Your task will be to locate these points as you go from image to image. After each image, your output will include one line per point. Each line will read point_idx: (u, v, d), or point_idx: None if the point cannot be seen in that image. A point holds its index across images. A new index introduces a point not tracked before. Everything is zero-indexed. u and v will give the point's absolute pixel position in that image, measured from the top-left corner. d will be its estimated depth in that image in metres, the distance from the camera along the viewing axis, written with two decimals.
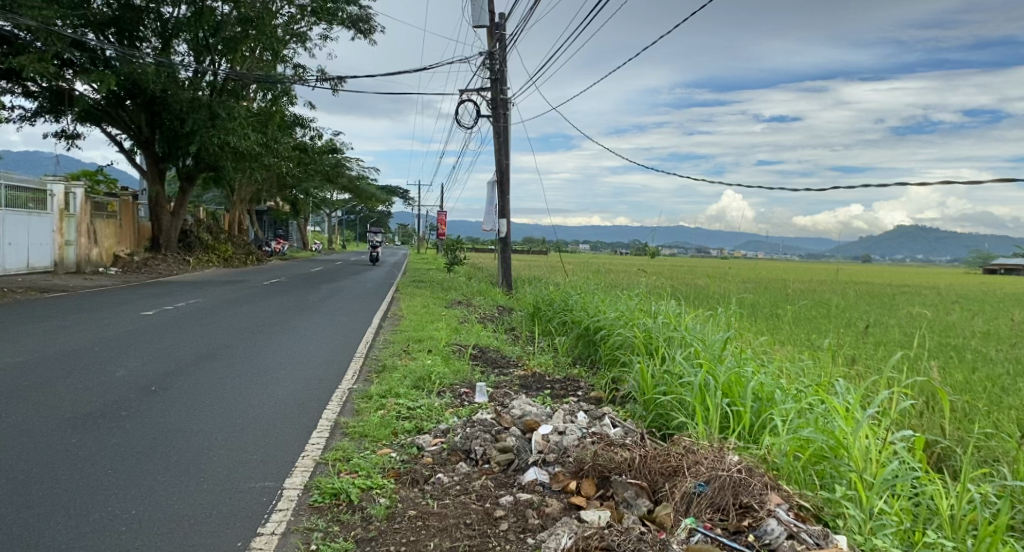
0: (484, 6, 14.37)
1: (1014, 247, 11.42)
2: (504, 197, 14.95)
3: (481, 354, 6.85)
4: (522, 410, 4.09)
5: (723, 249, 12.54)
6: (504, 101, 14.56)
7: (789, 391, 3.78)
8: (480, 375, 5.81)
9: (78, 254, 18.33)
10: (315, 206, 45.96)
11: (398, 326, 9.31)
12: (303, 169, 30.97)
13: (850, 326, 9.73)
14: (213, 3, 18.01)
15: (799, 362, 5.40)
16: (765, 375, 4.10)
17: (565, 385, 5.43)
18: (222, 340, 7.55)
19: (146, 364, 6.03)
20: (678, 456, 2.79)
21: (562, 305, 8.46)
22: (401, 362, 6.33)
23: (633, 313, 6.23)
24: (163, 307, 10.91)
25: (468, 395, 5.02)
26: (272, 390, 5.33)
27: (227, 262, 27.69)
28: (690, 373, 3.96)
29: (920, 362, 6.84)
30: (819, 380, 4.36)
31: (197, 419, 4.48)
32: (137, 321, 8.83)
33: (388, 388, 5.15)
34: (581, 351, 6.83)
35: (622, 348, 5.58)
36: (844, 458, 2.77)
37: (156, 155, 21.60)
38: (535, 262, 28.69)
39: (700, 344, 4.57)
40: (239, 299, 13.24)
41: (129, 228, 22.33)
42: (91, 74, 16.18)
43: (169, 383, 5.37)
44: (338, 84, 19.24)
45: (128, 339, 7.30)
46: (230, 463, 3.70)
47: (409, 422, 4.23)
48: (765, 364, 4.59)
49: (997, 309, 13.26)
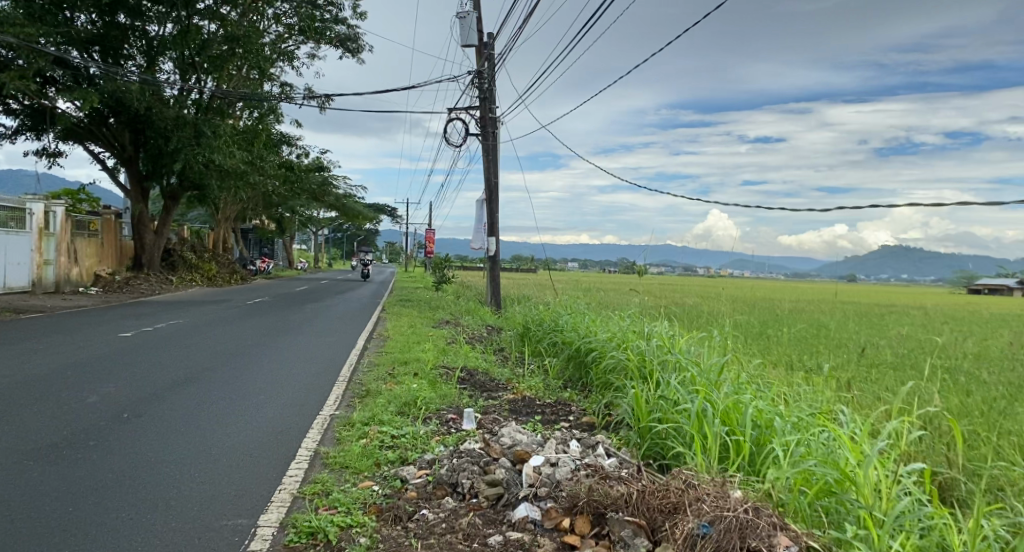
0: (473, 25, 14.38)
1: (998, 267, 11.44)
2: (492, 215, 14.85)
3: (469, 377, 6.67)
4: (511, 439, 3.91)
5: (711, 267, 12.47)
6: (493, 119, 14.52)
7: (789, 418, 3.64)
8: (468, 399, 5.62)
9: (58, 274, 17.95)
10: (302, 224, 45.71)
11: (384, 347, 9.10)
12: (289, 187, 30.74)
13: (841, 347, 9.65)
14: (200, 22, 17.95)
15: (795, 387, 5.26)
16: (765, 402, 3.95)
17: (555, 410, 5.26)
18: (201, 363, 7.31)
19: (120, 389, 5.79)
20: (678, 492, 2.61)
21: (552, 326, 8.29)
22: (386, 386, 6.12)
23: (625, 335, 6.07)
24: (142, 328, 10.61)
25: (455, 421, 4.84)
26: (250, 418, 5.11)
27: (212, 281, 27.32)
28: (687, 399, 3.81)
29: (914, 386, 6.72)
30: (817, 406, 4.21)
31: (169, 449, 4.26)
32: (115, 343, 8.58)
33: (371, 414, 4.95)
34: (573, 373, 6.66)
35: (614, 371, 5.42)
36: (852, 492, 2.62)
37: (139, 173, 21.34)
38: (524, 281, 28.54)
39: (695, 367, 4.43)
40: (222, 319, 12.97)
41: (110, 246, 21.97)
42: (73, 92, 15.98)
43: (142, 410, 5.13)
44: (325, 102, 19.17)
45: (102, 362, 7.04)
46: (201, 499, 3.48)
47: (393, 451, 4.04)
48: (764, 390, 4.44)
49: (984, 330, 13.26)
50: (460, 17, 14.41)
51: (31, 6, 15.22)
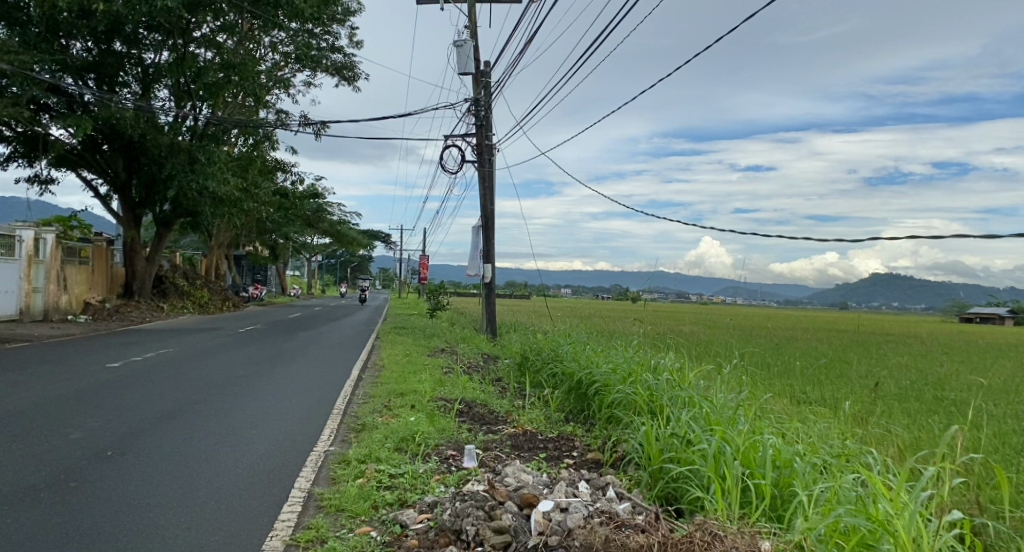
0: (470, 53, 14.43)
1: (989, 295, 11.36)
2: (489, 242, 14.71)
3: (468, 409, 6.45)
4: (517, 480, 3.71)
5: (704, 294, 12.35)
6: (489, 146, 14.49)
7: (809, 462, 3.47)
8: (467, 433, 5.43)
9: (46, 301, 17.65)
10: (295, 250, 45.55)
11: (379, 377, 8.87)
12: (283, 214, 30.66)
13: (843, 378, 9.48)
14: (197, 50, 18.02)
15: (808, 422, 5.09)
16: (782, 441, 3.79)
17: (559, 446, 5.06)
18: (190, 395, 7.07)
19: (105, 424, 5.56)
20: (703, 546, 2.44)
21: (551, 356, 8.10)
22: (381, 420, 5.91)
23: (629, 367, 5.88)
24: (130, 357, 10.33)
25: (455, 458, 4.64)
26: (242, 454, 4.90)
27: (204, 307, 27.00)
28: (703, 438, 3.65)
29: (924, 421, 6.52)
30: (837, 446, 4.02)
31: (156, 489, 4.04)
32: (103, 374, 8.33)
33: (368, 451, 4.73)
34: (574, 406, 6.47)
35: (619, 405, 5.22)
36: (889, 543, 2.44)
37: (132, 200, 21.21)
38: (518, 308, 28.40)
39: (706, 403, 4.27)
40: (213, 347, 12.73)
41: (100, 273, 21.70)
42: (67, 118, 15.91)
43: (127, 446, 4.91)
44: (320, 129, 19.16)
45: (88, 395, 6.81)
46: (187, 547, 3.24)
47: (392, 492, 3.83)
48: (779, 428, 4.28)
49: (981, 360, 13.18)
50: (457, 46, 14.46)
51: (26, 34, 15.21)
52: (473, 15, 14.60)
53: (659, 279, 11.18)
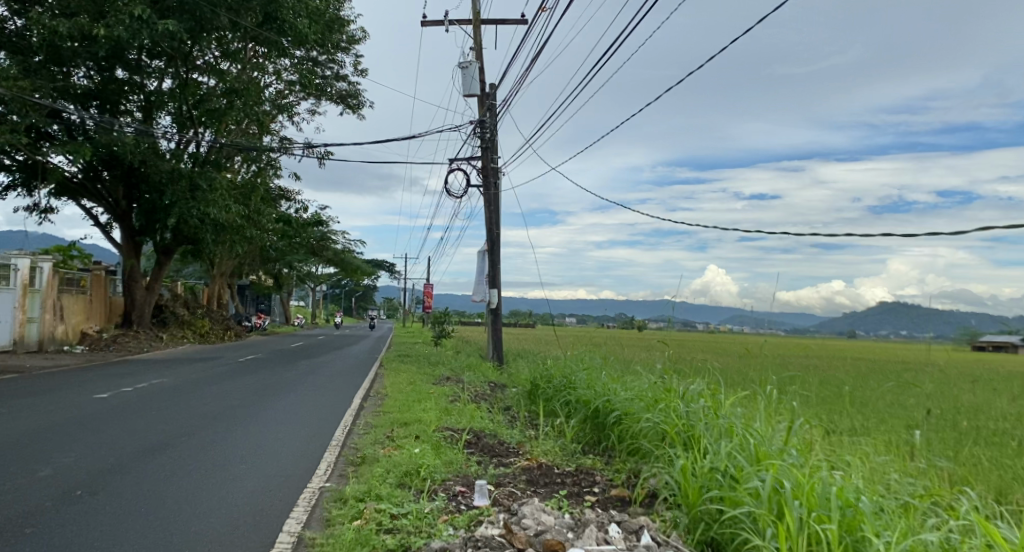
0: (475, 75, 14.23)
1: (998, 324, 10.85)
2: (494, 267, 14.29)
3: (477, 440, 5.96)
4: (536, 526, 3.25)
5: (710, 324, 11.87)
6: (494, 169, 14.18)
7: (881, 512, 2.98)
8: (476, 466, 4.95)
9: (41, 331, 17.25)
10: (299, 279, 45.24)
11: (380, 407, 8.39)
12: (285, 242, 30.40)
13: (872, 407, 8.93)
14: (200, 77, 18.08)
15: (859, 455, 4.57)
16: (843, 479, 3.33)
17: (577, 481, 4.59)
18: (178, 428, 6.60)
19: (80, 460, 5.10)
20: None
21: (565, 383, 7.60)
22: (384, 452, 5.42)
23: (656, 394, 5.39)
24: (120, 388, 9.83)
25: (465, 495, 4.16)
26: (228, 493, 4.44)
27: (205, 337, 26.58)
28: (751, 477, 3.20)
29: (970, 453, 6.00)
30: (902, 490, 3.50)
31: (128, 532, 3.59)
32: (87, 405, 7.87)
33: (367, 488, 4.24)
34: (592, 437, 5.98)
35: (645, 437, 4.73)
36: None
37: (133, 228, 21.00)
38: (525, 336, 27.83)
39: (750, 435, 3.78)
40: (209, 377, 12.26)
41: (99, 303, 21.35)
42: (67, 145, 15.75)
43: (100, 486, 4.45)
44: (325, 154, 19.01)
45: (70, 428, 6.39)
46: None
47: (393, 536, 3.36)
48: (836, 464, 3.82)
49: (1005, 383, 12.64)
50: (463, 67, 14.26)
51: (28, 61, 15.18)
52: (477, 37, 14.44)
53: (682, 310, 10.51)
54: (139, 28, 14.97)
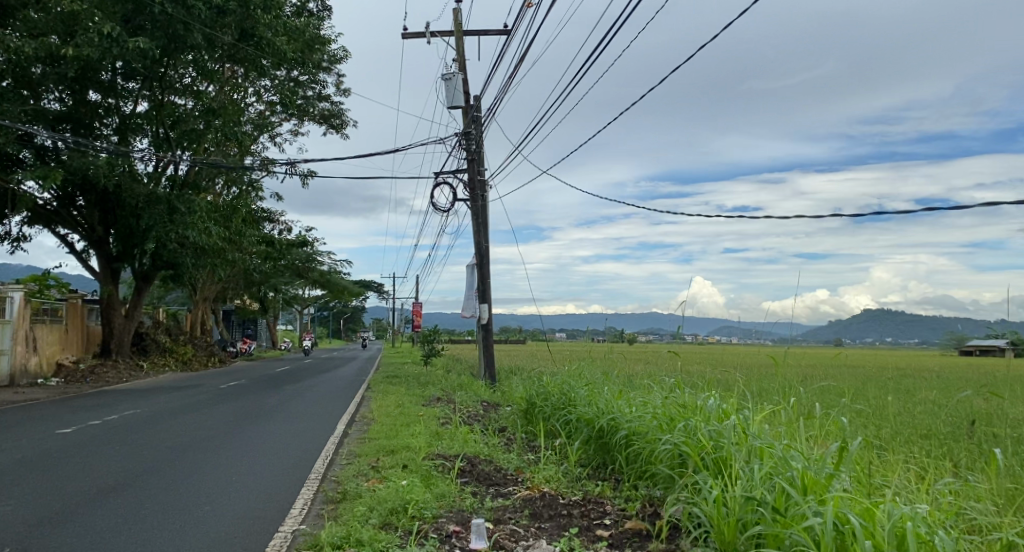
0: (459, 86, 13.83)
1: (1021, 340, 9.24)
2: (483, 282, 13.78)
3: (472, 468, 5.39)
4: None
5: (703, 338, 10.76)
6: (482, 182, 13.74)
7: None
8: (471, 498, 4.41)
9: (12, 364, 16.37)
10: (285, 302, 44.35)
11: (366, 433, 7.83)
12: (271, 264, 29.66)
13: (885, 418, 8.36)
14: (178, 99, 17.62)
15: (905, 476, 4.05)
16: (905, 508, 2.85)
17: (587, 511, 4.07)
18: (140, 465, 6.00)
19: (22, 507, 4.49)
20: None
21: (564, 401, 7.05)
22: (368, 486, 4.87)
23: (668, 409, 4.87)
24: (87, 422, 9.11)
25: (460, 536, 3.61)
26: (192, 539, 3.89)
27: (187, 364, 25.76)
28: (801, 510, 2.72)
29: (1006, 465, 5.48)
30: (977, 533, 2.97)
31: None
32: (47, 443, 7.21)
33: (347, 533, 3.64)
34: (597, 459, 5.45)
35: (662, 461, 4.20)
36: None
37: (110, 254, 20.21)
38: (514, 352, 27.22)
39: (791, 459, 3.28)
40: (186, 407, 11.56)
41: (75, 332, 20.49)
42: (36, 171, 15.11)
43: (40, 537, 3.85)
44: (308, 174, 18.56)
45: (22, 468, 5.81)
46: None
47: None
48: (892, 491, 3.34)
49: (998, 378, 12.27)
50: (446, 79, 13.89)
51: None
52: (461, 48, 14.09)
53: (690, 323, 9.42)
54: (109, 46, 14.36)
